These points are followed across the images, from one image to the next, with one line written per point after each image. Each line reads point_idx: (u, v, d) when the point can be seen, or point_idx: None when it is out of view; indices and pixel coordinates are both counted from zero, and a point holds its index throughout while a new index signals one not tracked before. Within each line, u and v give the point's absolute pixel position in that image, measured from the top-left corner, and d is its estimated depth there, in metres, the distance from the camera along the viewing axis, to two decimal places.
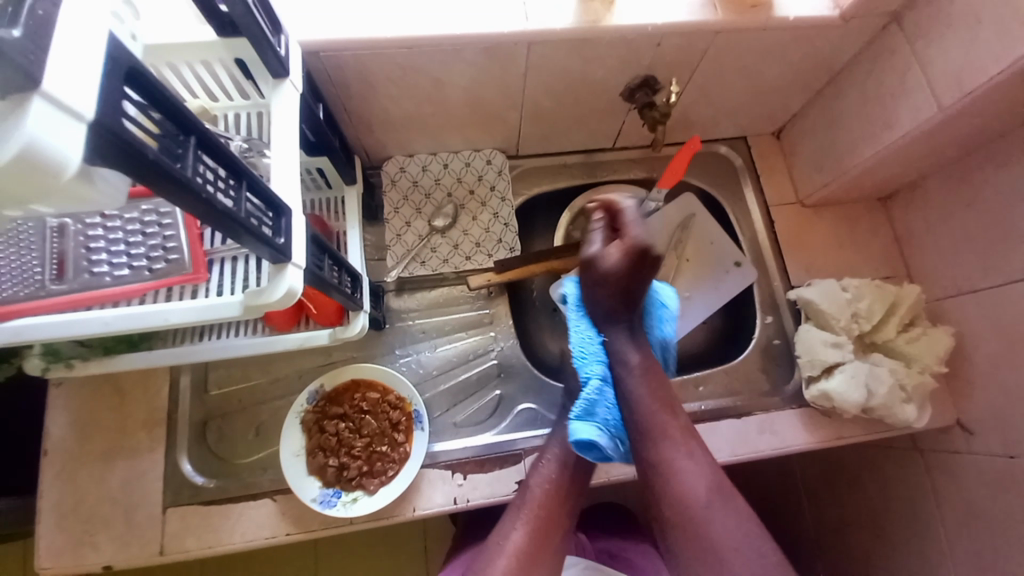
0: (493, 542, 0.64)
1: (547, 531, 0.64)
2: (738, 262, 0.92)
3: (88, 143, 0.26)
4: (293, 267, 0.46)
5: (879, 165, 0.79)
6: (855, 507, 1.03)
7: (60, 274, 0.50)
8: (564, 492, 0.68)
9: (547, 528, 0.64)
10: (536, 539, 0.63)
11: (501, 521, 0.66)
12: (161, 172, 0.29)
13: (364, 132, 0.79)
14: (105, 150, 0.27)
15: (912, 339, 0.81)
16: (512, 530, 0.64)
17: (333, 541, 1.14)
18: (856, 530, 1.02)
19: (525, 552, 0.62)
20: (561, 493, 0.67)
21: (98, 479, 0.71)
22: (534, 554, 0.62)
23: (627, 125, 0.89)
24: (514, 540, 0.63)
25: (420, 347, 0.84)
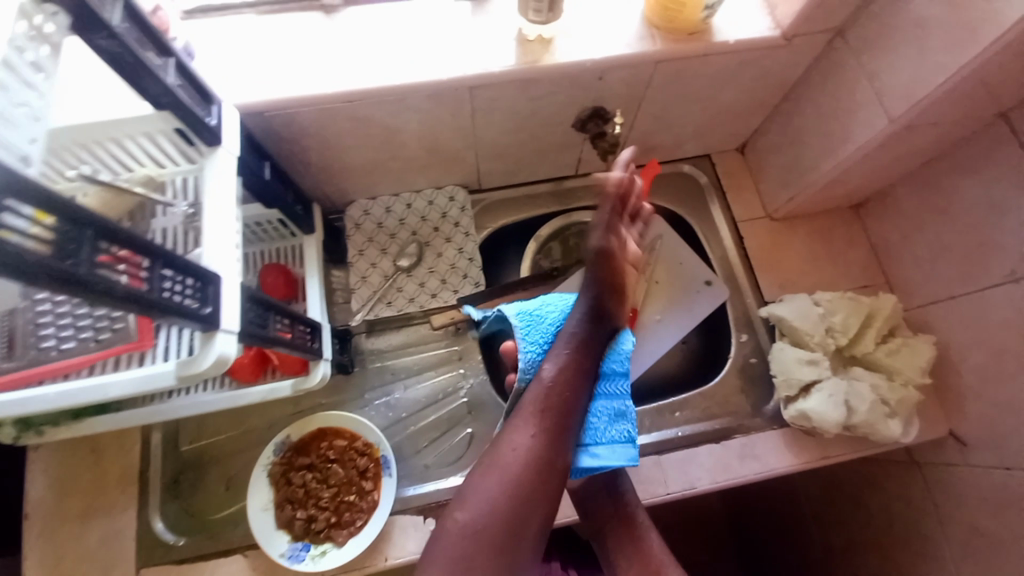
0: (498, 445, 0.58)
1: (558, 437, 0.58)
2: (709, 281, 0.91)
3: None
4: (223, 334, 0.46)
5: (842, 176, 0.78)
6: (858, 525, 0.98)
7: (9, 351, 0.51)
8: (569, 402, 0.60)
9: (560, 434, 0.58)
10: (548, 442, 0.58)
11: (510, 426, 0.59)
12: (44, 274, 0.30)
13: (323, 181, 0.81)
14: None
15: (893, 351, 0.78)
16: (525, 433, 0.58)
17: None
18: (862, 550, 0.98)
19: (540, 453, 0.57)
20: (571, 397, 0.60)
21: (73, 544, 0.71)
22: (548, 453, 0.57)
23: (587, 154, 0.89)
24: (527, 443, 0.57)
25: (390, 388, 0.84)
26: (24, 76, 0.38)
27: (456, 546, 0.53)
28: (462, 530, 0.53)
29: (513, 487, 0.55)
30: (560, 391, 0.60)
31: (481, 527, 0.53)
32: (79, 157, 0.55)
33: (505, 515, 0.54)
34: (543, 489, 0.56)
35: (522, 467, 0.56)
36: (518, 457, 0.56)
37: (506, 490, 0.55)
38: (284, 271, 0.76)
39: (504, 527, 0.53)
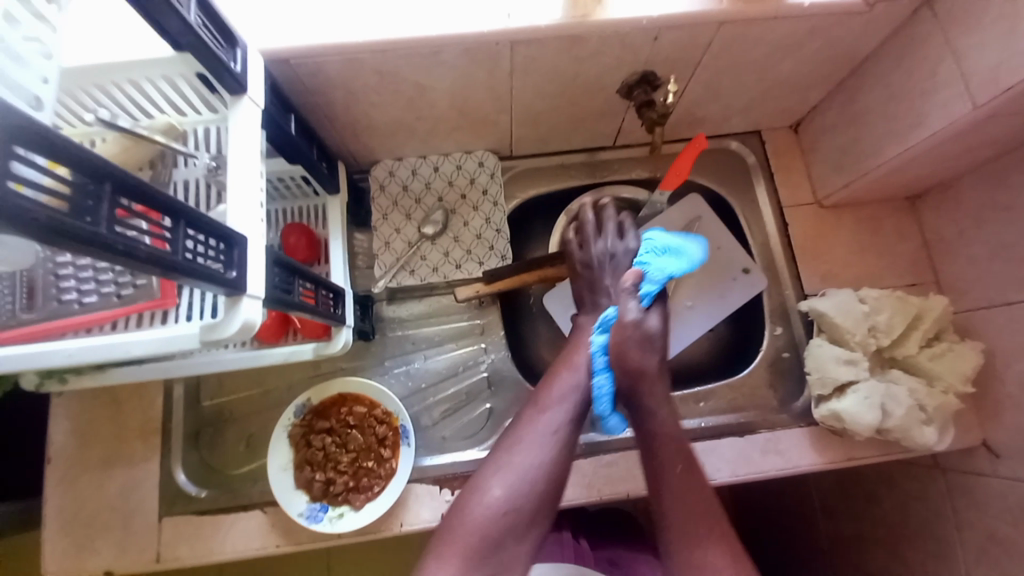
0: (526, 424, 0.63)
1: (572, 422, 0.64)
2: (746, 268, 0.87)
3: None
4: (249, 299, 0.44)
5: (905, 165, 0.72)
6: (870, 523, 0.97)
7: (29, 302, 0.50)
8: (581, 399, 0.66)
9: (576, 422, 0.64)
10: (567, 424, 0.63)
11: (535, 406, 0.65)
12: (66, 233, 0.27)
13: (349, 138, 0.76)
14: None
15: (936, 355, 0.74)
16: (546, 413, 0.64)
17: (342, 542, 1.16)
18: (871, 548, 0.97)
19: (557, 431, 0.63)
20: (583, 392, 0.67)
21: (98, 488, 0.73)
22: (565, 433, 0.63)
23: (628, 124, 0.83)
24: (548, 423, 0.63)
25: (410, 358, 0.83)
26: (35, 8, 0.35)
27: (484, 511, 0.57)
28: (494, 496, 0.58)
29: (533, 460, 0.60)
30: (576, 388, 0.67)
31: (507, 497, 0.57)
32: (98, 101, 0.52)
33: (529, 486, 0.58)
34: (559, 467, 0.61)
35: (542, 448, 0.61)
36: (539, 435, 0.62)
37: (527, 472, 0.59)
38: (307, 232, 0.73)
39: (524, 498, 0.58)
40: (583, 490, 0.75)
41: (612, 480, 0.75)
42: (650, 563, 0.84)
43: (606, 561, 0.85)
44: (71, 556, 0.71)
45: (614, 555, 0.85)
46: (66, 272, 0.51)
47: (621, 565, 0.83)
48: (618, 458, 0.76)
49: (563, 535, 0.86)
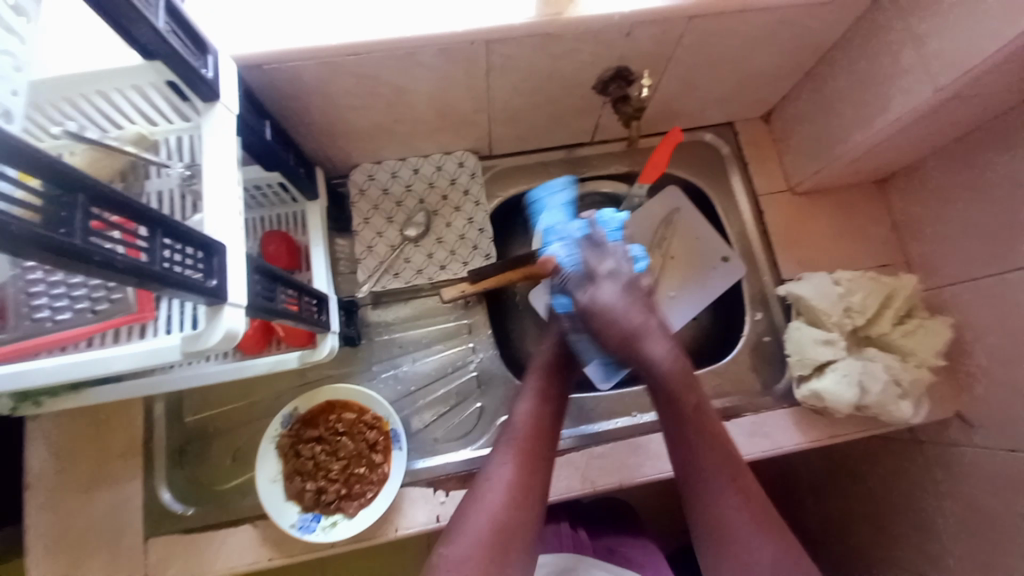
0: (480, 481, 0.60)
1: (543, 448, 0.62)
2: (726, 257, 0.89)
3: None
4: (231, 307, 0.43)
5: (873, 150, 0.74)
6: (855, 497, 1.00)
7: (0, 323, 0.48)
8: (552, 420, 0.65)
9: (537, 465, 0.60)
10: (529, 475, 0.59)
11: (489, 460, 0.61)
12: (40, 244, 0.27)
13: (327, 143, 0.76)
14: None
15: (909, 332, 0.77)
16: (501, 467, 0.60)
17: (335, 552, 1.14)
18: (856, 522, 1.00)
19: (518, 484, 0.58)
20: (542, 432, 0.63)
21: (80, 512, 0.70)
22: (527, 483, 0.59)
23: (605, 119, 0.84)
24: (506, 477, 0.59)
25: (398, 362, 0.82)
26: (1, 16, 0.34)
27: (480, 530, 0.55)
28: (482, 520, 0.56)
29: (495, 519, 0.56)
30: (536, 429, 0.63)
31: (495, 519, 0.56)
32: (63, 113, 0.51)
33: (513, 509, 0.57)
34: (536, 486, 0.59)
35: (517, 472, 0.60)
36: (511, 466, 0.60)
37: (506, 497, 0.57)
38: (286, 239, 0.72)
39: (511, 518, 0.56)
40: (578, 483, 0.76)
41: (606, 471, 0.76)
42: (647, 548, 0.85)
43: (604, 548, 0.86)
44: None
45: (612, 542, 0.87)
46: (35, 289, 0.49)
47: (619, 552, 0.84)
48: (610, 449, 0.77)
49: (561, 526, 0.87)
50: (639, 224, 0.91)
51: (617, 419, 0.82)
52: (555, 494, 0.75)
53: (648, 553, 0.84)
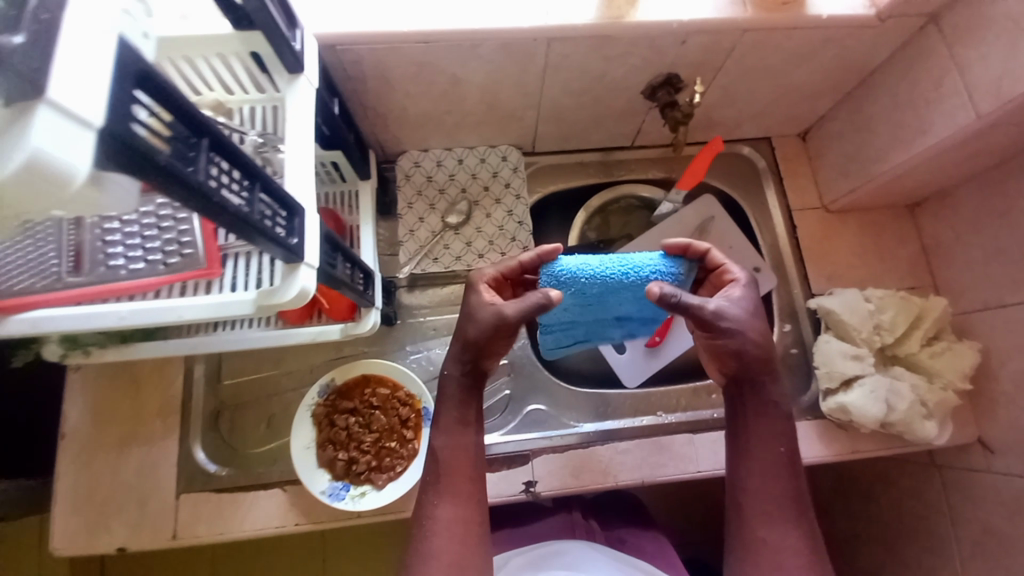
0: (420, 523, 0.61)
1: (473, 482, 0.62)
2: (757, 267, 0.89)
3: (97, 153, 0.24)
4: (305, 267, 0.46)
5: (909, 172, 0.76)
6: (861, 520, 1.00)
7: (76, 267, 0.50)
8: (473, 448, 0.64)
9: (468, 493, 0.61)
10: (464, 508, 0.61)
11: (422, 500, 0.62)
12: (175, 178, 0.28)
13: (380, 127, 0.78)
14: (117, 156, 0.25)
15: (936, 353, 0.78)
16: (435, 507, 0.61)
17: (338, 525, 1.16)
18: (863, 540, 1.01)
19: (455, 521, 0.60)
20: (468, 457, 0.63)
21: (114, 466, 0.73)
22: (464, 517, 0.60)
23: (647, 125, 0.86)
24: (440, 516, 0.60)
25: (430, 344, 0.84)
26: None
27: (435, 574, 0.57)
28: (435, 567, 0.57)
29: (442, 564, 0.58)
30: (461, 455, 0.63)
31: (448, 564, 0.58)
32: None
33: (460, 551, 0.59)
34: (473, 518, 0.61)
35: (454, 514, 0.60)
36: (444, 513, 0.60)
37: (448, 534, 0.59)
38: (337, 217, 0.74)
39: (462, 559, 0.58)
40: (599, 476, 0.77)
41: (628, 466, 0.77)
42: (657, 540, 0.89)
43: (615, 538, 0.90)
44: (84, 533, 0.70)
45: (623, 533, 0.91)
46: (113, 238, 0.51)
47: (628, 542, 0.88)
48: (633, 445, 0.78)
49: (573, 515, 0.91)
50: (672, 231, 0.91)
51: (641, 418, 0.82)
52: (578, 485, 0.76)
53: (658, 544, 0.88)
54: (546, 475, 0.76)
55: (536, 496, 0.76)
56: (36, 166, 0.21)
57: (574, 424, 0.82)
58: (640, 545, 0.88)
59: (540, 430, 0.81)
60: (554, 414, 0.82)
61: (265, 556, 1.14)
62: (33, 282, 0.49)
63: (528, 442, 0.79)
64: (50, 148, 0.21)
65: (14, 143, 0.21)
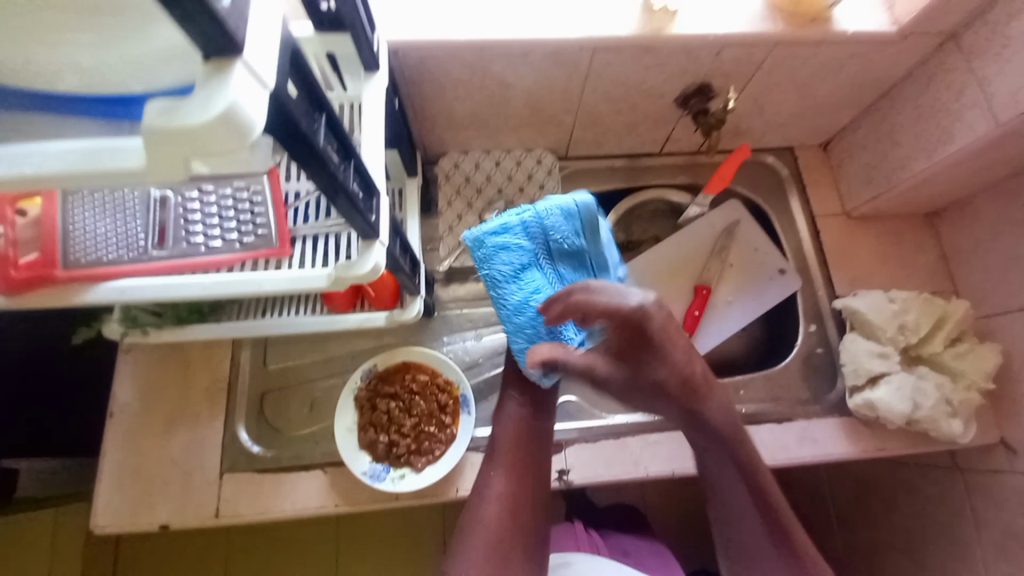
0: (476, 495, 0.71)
1: (524, 477, 0.70)
2: (783, 269, 0.92)
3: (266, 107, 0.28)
4: (380, 245, 0.49)
5: (930, 180, 0.80)
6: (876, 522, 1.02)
7: (160, 241, 0.54)
8: (530, 447, 0.73)
9: (522, 484, 0.70)
10: (517, 491, 0.70)
11: (481, 475, 0.72)
12: (303, 138, 0.32)
13: (427, 127, 0.83)
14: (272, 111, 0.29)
15: (960, 354, 0.80)
16: (490, 481, 0.71)
17: (353, 515, 1.18)
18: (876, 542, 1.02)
19: (507, 500, 0.69)
20: (526, 452, 0.71)
21: (162, 444, 0.75)
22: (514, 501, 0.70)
23: (677, 132, 0.90)
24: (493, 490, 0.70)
25: (465, 336, 0.87)
26: None
27: (480, 543, 0.68)
28: (481, 535, 0.68)
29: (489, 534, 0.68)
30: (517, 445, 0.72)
31: (493, 537, 0.68)
32: None
33: (506, 527, 0.68)
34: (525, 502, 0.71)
35: (503, 493, 0.70)
36: (498, 487, 0.70)
37: (500, 508, 0.69)
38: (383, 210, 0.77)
39: (506, 534, 0.68)
40: (630, 468, 0.78)
41: (657, 458, 0.79)
42: (660, 552, 0.88)
43: (618, 550, 0.88)
44: (128, 509, 0.72)
45: (626, 544, 0.89)
46: (194, 217, 0.55)
47: (632, 555, 0.87)
48: (664, 437, 0.80)
49: (576, 527, 0.90)
50: (699, 233, 0.95)
51: None
52: (610, 475, 0.78)
53: (664, 556, 0.88)
54: (579, 464, 0.78)
55: (569, 484, 0.78)
56: (235, 117, 0.25)
57: (606, 416, 0.83)
58: (643, 557, 0.87)
59: (572, 421, 0.82)
60: (587, 407, 0.83)
61: (281, 541, 1.17)
62: (120, 254, 0.53)
63: (560, 432, 0.80)
64: (244, 102, 0.25)
65: (216, 96, 0.24)
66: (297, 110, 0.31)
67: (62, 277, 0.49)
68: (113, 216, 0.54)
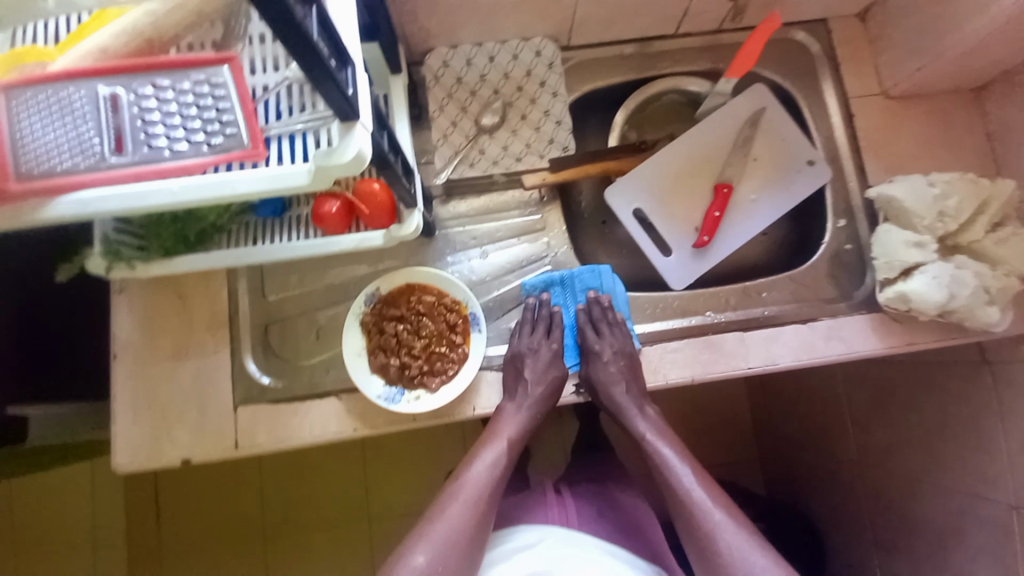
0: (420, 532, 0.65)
1: (485, 509, 0.67)
2: (812, 160, 0.85)
3: None
4: (360, 128, 0.45)
5: (990, 39, 0.69)
6: (891, 418, 1.02)
7: (117, 146, 0.46)
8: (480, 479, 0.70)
9: (478, 518, 0.66)
10: (471, 526, 0.65)
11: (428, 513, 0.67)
12: None
13: (409, 14, 0.73)
14: None
15: (1002, 240, 0.73)
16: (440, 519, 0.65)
17: (376, 442, 1.21)
18: (889, 437, 1.02)
19: (460, 534, 0.64)
20: (490, 486, 0.69)
21: (170, 379, 0.73)
22: (469, 532, 0.64)
23: (695, 5, 0.79)
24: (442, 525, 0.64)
25: (469, 254, 0.82)
26: None
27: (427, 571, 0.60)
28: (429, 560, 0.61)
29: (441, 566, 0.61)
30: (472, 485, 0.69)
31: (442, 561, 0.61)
32: None
33: (459, 549, 0.63)
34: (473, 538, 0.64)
35: (453, 525, 0.64)
36: (449, 525, 0.64)
37: (450, 541, 0.63)
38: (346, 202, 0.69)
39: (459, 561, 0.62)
40: (649, 376, 0.76)
41: (678, 365, 0.76)
42: (637, 510, 0.85)
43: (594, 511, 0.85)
44: (147, 444, 0.72)
45: (602, 505, 0.86)
46: (152, 118, 0.45)
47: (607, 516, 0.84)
48: (684, 345, 0.76)
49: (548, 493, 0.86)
50: (719, 127, 0.87)
51: (691, 318, 0.80)
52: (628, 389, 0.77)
53: (652, 520, 0.85)
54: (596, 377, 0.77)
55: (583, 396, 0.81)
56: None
57: None
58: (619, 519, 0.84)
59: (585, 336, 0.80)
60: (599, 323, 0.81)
61: (307, 470, 1.20)
62: (75, 161, 0.45)
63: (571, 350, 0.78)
64: None
65: None
66: None
67: (16, 190, 0.44)
68: (56, 119, 0.44)
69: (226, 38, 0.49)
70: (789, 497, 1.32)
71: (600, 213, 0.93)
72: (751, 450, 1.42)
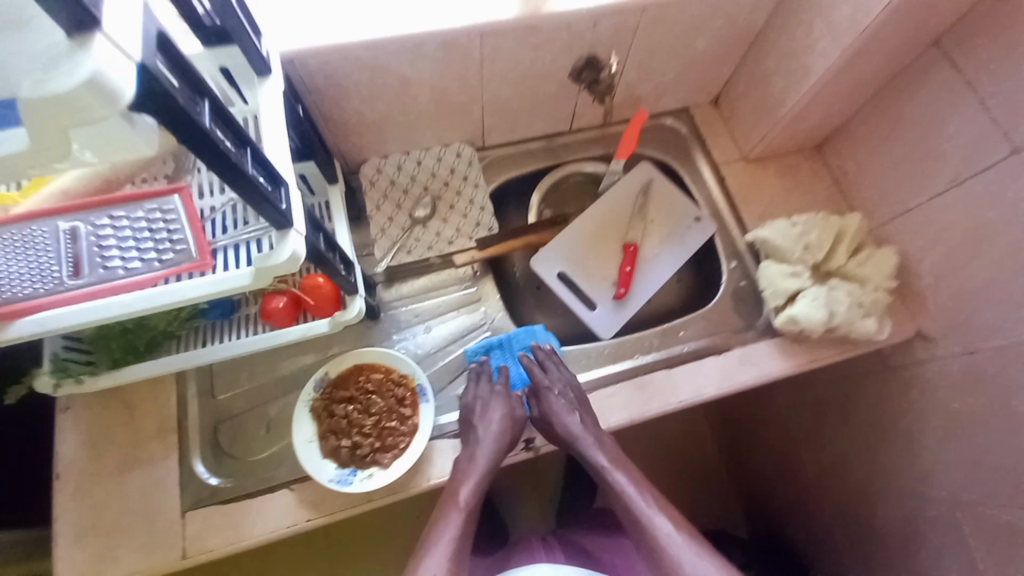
0: None
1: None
2: (698, 217, 1.00)
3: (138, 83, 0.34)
4: (295, 234, 0.53)
5: (806, 111, 0.88)
6: (833, 435, 1.08)
7: (75, 270, 0.52)
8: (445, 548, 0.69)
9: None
10: None
11: None
12: (183, 114, 0.37)
13: (342, 135, 0.86)
14: (142, 87, 0.34)
15: (862, 261, 0.87)
16: None
17: (342, 543, 1.15)
18: (835, 452, 1.08)
19: None
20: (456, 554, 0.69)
21: (115, 494, 0.72)
22: None
23: (580, 107, 0.97)
24: None
25: (414, 330, 0.89)
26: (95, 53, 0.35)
27: None
28: None
29: None
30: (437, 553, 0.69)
31: None
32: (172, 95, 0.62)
33: None
34: None
35: None
36: None
37: None
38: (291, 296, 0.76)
39: None
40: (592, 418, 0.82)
41: (615, 408, 0.82)
42: None
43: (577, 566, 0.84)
44: (88, 568, 0.68)
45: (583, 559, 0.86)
46: (109, 243, 0.53)
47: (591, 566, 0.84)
48: (618, 390, 0.83)
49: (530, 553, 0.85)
50: (619, 197, 1.02)
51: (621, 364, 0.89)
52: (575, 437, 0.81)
53: None
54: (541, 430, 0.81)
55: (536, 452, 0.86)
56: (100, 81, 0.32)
57: None
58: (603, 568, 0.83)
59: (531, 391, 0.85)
60: None
61: None
62: (35, 287, 0.51)
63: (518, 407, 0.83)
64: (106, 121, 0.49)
65: None
66: (168, 82, 0.36)
67: None
68: (19, 253, 0.50)
69: (177, 171, 0.58)
70: (769, 532, 1.32)
71: (533, 278, 1.03)
72: (726, 492, 1.43)
